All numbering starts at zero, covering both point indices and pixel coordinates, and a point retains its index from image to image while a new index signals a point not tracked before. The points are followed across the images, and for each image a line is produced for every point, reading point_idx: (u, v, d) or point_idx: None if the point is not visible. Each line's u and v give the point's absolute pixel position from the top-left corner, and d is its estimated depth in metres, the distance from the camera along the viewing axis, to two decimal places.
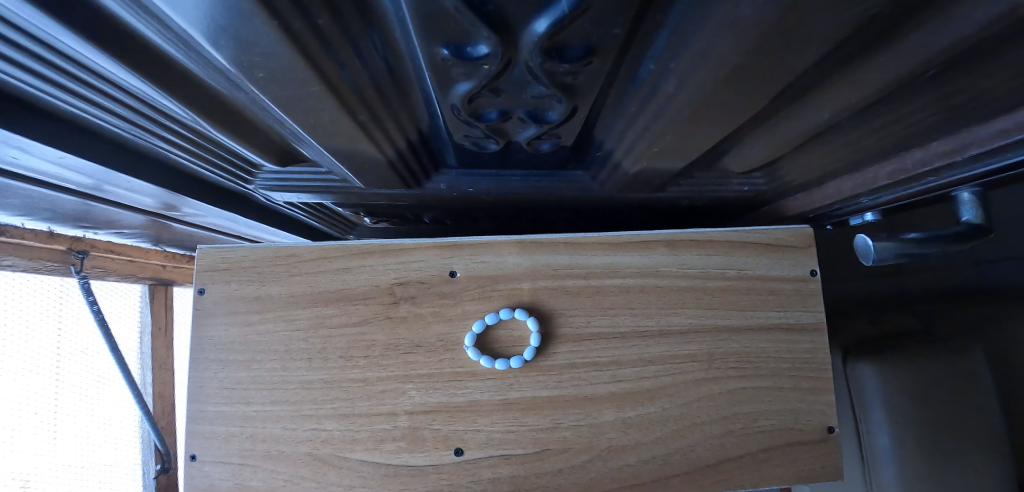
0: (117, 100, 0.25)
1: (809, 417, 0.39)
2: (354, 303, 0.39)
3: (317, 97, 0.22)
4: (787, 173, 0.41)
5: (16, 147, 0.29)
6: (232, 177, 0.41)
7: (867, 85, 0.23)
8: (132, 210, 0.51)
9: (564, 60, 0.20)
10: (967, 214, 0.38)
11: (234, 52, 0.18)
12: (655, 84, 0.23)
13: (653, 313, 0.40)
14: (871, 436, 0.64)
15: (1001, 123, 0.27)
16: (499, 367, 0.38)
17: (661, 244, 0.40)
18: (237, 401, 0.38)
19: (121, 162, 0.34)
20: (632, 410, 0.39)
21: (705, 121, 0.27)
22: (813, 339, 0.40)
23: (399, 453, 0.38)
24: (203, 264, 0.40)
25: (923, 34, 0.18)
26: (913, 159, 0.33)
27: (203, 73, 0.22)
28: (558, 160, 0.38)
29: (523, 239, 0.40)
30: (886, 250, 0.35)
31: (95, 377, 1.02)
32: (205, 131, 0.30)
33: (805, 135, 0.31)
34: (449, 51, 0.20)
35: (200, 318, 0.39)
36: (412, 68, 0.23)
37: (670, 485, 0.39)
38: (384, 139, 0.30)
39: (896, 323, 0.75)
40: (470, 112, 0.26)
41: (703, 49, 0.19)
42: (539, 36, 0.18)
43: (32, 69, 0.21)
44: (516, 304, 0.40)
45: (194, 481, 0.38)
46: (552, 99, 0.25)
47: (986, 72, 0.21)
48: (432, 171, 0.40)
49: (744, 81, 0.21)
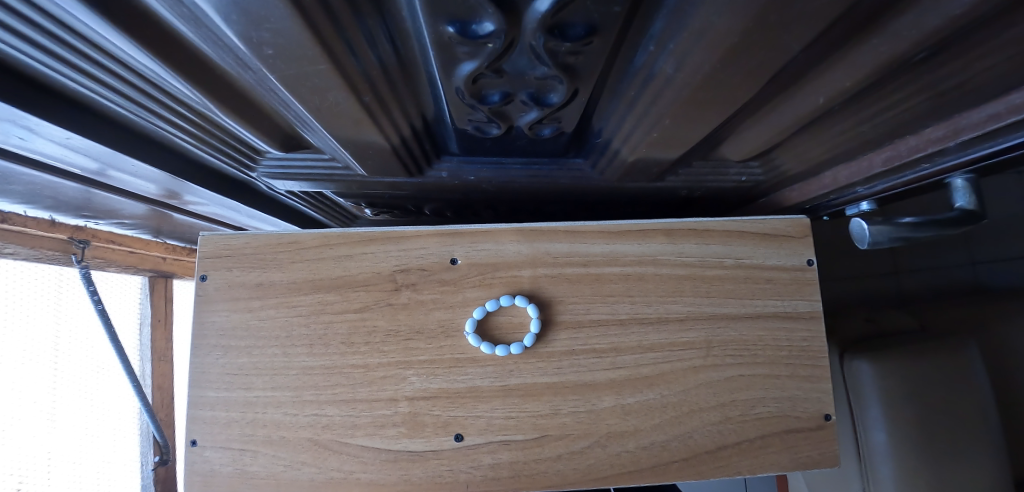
0: (123, 79, 0.26)
1: (806, 404, 0.40)
2: (355, 289, 0.39)
3: (325, 76, 0.23)
4: (784, 162, 0.41)
5: (24, 127, 0.29)
6: (235, 163, 0.41)
7: (860, 68, 0.24)
8: (134, 198, 0.51)
9: (565, 39, 0.21)
10: (961, 200, 0.39)
11: (245, 27, 0.18)
12: (654, 67, 0.24)
13: (652, 300, 0.40)
14: (868, 431, 0.65)
15: (992, 107, 0.27)
16: (499, 353, 0.39)
17: (660, 234, 0.41)
18: (238, 386, 0.38)
19: (126, 145, 0.35)
20: (631, 396, 0.39)
21: (703, 105, 0.27)
22: (810, 327, 0.41)
23: (399, 439, 0.38)
24: (206, 250, 0.40)
25: (913, 15, 0.19)
26: (906, 146, 0.34)
27: (212, 52, 0.22)
28: (559, 148, 0.39)
29: (523, 227, 0.40)
30: (880, 234, 0.36)
31: (95, 367, 1.02)
32: (211, 113, 0.31)
33: (801, 122, 0.32)
34: (454, 28, 0.20)
35: (203, 304, 0.39)
36: (418, 48, 0.23)
37: (669, 471, 0.39)
38: (389, 124, 0.30)
39: (890, 320, 0.75)
40: (473, 94, 0.27)
41: (701, 28, 0.19)
42: (542, 14, 0.19)
43: (40, 44, 0.22)
44: (516, 291, 0.40)
45: (195, 466, 0.38)
46: (554, 81, 0.25)
47: (978, 55, 0.22)
48: (433, 158, 0.40)
49: (740, 62, 0.22)
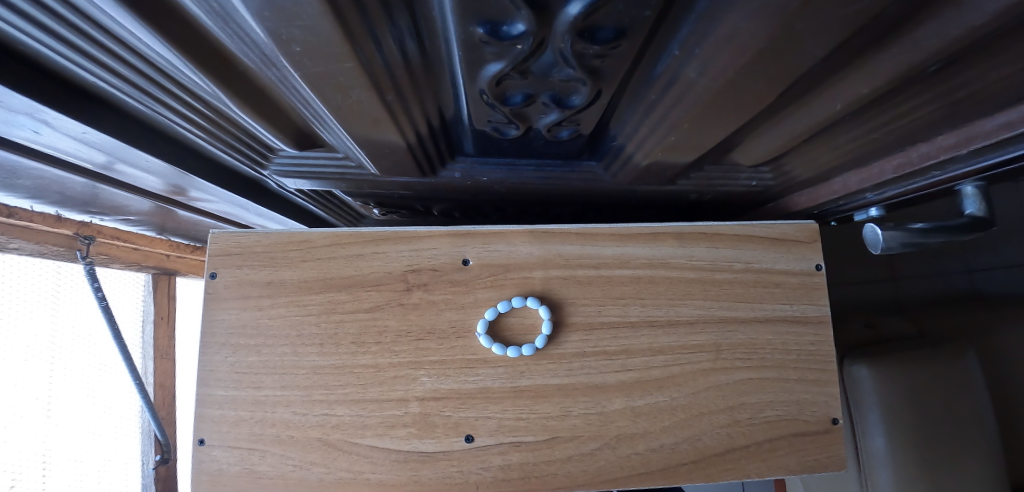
0: (138, 71, 0.26)
1: (813, 408, 0.40)
2: (366, 289, 0.39)
3: (349, 74, 0.23)
4: (793, 168, 0.42)
5: (39, 120, 0.29)
6: (247, 159, 0.41)
7: (877, 76, 0.24)
8: (142, 194, 0.51)
9: (593, 42, 0.21)
10: (970, 207, 0.40)
11: (277, 24, 0.18)
12: (677, 72, 0.24)
13: (662, 303, 0.40)
14: (866, 436, 0.65)
15: (1005, 116, 0.28)
16: (510, 354, 0.39)
17: (670, 237, 0.41)
18: (247, 385, 0.38)
19: (140, 140, 0.35)
20: (641, 399, 0.39)
21: (723, 110, 0.28)
22: (818, 332, 0.41)
23: (409, 439, 0.38)
24: (216, 248, 0.39)
25: (934, 26, 0.19)
26: (918, 153, 0.34)
27: (236, 47, 0.22)
28: (573, 150, 0.39)
29: (535, 229, 0.40)
30: (893, 239, 0.37)
31: (96, 365, 1.01)
32: (226, 108, 0.31)
33: (814, 128, 0.32)
34: (484, 30, 0.20)
35: (212, 302, 0.39)
36: (442, 47, 0.23)
37: (678, 473, 0.39)
38: (406, 123, 0.30)
39: (890, 327, 0.76)
40: (495, 95, 0.27)
41: (728, 34, 0.19)
42: (573, 17, 0.19)
43: (60, 34, 0.21)
44: (527, 293, 0.40)
45: (203, 466, 0.38)
46: (577, 83, 0.26)
47: (993, 65, 0.22)
48: (448, 158, 0.40)
49: (764, 69, 0.22)
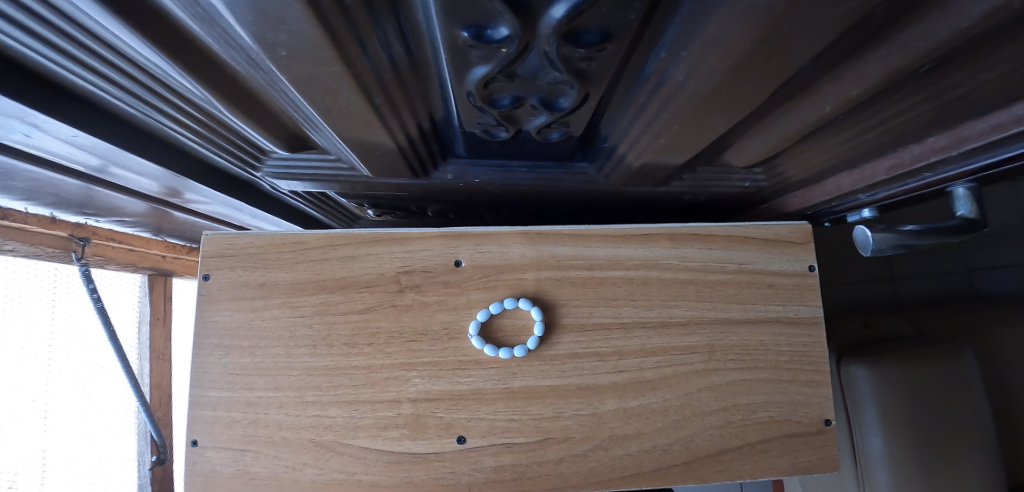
0: (127, 75, 0.25)
1: (807, 409, 0.40)
2: (359, 290, 0.39)
3: (337, 78, 0.23)
4: (787, 169, 0.42)
5: (29, 123, 0.29)
6: (240, 161, 0.41)
7: (867, 77, 0.24)
8: (136, 196, 0.51)
9: (579, 45, 0.21)
10: (962, 208, 0.40)
11: (261, 28, 0.18)
12: (665, 73, 0.24)
13: (655, 304, 0.40)
14: (864, 436, 0.65)
15: (995, 118, 0.28)
16: (502, 356, 0.39)
17: (663, 238, 0.41)
18: (240, 386, 0.38)
19: (132, 143, 0.35)
20: (634, 400, 0.39)
21: (713, 112, 0.28)
22: (811, 333, 0.41)
23: (401, 440, 0.38)
24: (209, 249, 0.40)
25: (923, 27, 0.19)
26: (910, 154, 0.34)
27: (224, 51, 0.22)
28: (565, 151, 0.39)
29: (528, 231, 0.40)
30: (884, 241, 0.37)
31: (93, 365, 1.01)
32: (217, 112, 0.30)
33: (805, 130, 0.32)
34: (469, 33, 0.20)
35: (205, 303, 0.39)
36: (430, 50, 0.23)
37: (670, 475, 0.39)
38: (397, 125, 0.30)
39: (887, 327, 0.76)
40: (484, 98, 0.27)
41: (713, 36, 0.19)
42: (558, 21, 0.19)
43: (47, 39, 0.21)
44: (520, 294, 0.40)
45: (196, 467, 0.38)
46: (565, 85, 0.26)
47: (983, 66, 0.22)
48: (440, 160, 0.40)
49: (752, 70, 0.22)
